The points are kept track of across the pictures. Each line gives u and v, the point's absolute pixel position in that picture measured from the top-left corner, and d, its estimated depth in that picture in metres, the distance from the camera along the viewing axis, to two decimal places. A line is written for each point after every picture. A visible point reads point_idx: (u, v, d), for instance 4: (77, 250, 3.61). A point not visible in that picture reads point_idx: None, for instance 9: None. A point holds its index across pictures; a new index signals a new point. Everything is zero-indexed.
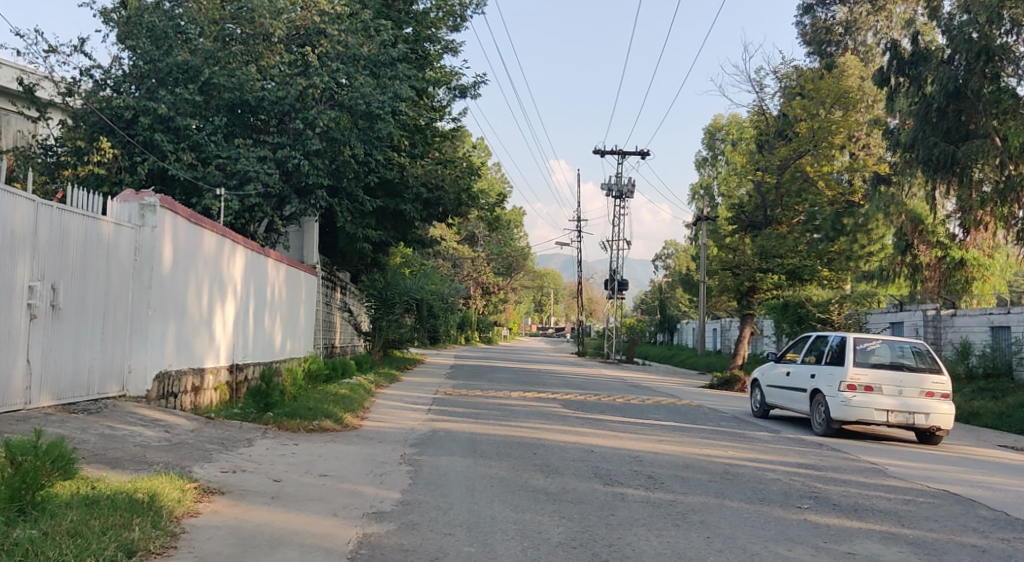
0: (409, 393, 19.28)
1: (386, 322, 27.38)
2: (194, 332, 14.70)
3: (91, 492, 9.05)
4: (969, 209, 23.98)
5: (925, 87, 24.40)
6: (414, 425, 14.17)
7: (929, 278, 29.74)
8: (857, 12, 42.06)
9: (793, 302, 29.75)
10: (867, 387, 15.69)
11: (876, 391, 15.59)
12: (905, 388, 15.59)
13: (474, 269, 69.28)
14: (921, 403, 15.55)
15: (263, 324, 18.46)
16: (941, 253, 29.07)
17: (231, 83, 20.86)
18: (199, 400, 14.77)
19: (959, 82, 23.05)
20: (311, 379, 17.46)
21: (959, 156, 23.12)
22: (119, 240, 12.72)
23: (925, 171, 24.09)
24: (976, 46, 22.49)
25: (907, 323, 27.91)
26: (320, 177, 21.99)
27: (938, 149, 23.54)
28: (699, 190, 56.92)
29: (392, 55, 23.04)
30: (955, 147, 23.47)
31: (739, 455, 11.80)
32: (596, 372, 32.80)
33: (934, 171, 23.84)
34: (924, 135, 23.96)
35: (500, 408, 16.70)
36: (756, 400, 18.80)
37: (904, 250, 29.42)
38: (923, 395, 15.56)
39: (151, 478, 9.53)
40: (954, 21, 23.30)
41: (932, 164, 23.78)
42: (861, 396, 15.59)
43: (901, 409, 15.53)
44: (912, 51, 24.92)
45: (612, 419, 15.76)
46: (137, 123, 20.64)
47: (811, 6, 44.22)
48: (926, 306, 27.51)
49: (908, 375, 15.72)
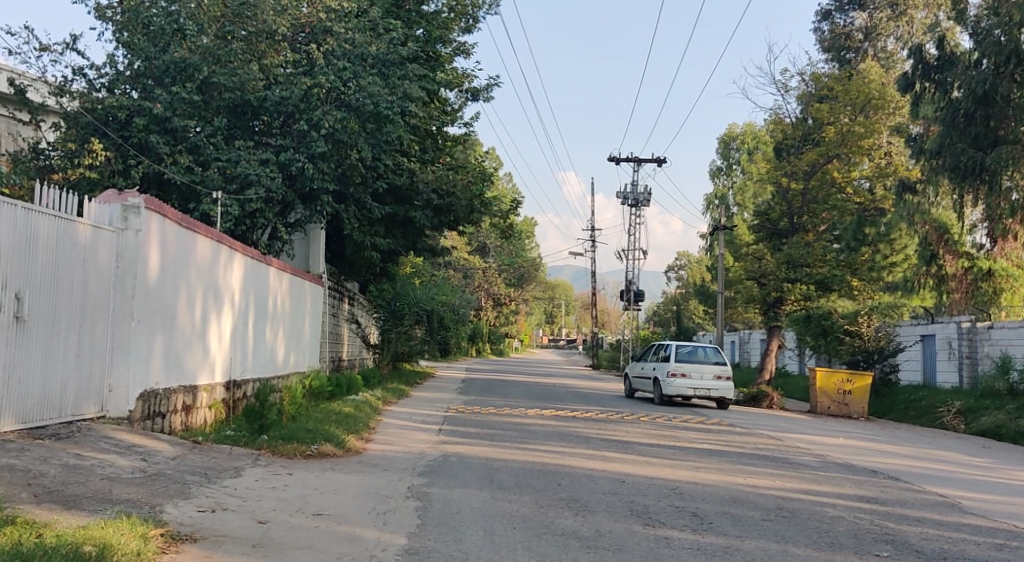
0: (419, 411, 18.03)
1: (395, 335, 26.13)
2: (184, 346, 13.49)
3: (31, 543, 7.81)
4: (998, 218, 22.65)
5: (952, 92, 23.22)
6: (424, 449, 12.93)
7: (955, 290, 28.72)
8: (877, 18, 40.79)
9: (816, 314, 27.09)
10: (682, 373, 22.27)
11: (688, 376, 22.23)
12: (707, 373, 22.28)
13: (485, 279, 68.08)
14: (718, 383, 22.25)
15: (264, 337, 17.26)
16: (968, 264, 28.11)
17: (232, 82, 19.73)
18: (191, 420, 13.63)
19: (986, 87, 21.78)
20: (314, 397, 16.23)
21: (989, 163, 21.84)
22: (97, 245, 11.55)
23: (952, 179, 22.84)
24: (1005, 49, 21.44)
25: (940, 334, 26.66)
26: (326, 182, 20.75)
27: (965, 157, 22.28)
28: (715, 200, 55.46)
29: (402, 54, 21.74)
30: (984, 154, 22.20)
31: (788, 485, 10.56)
32: (615, 387, 31.65)
33: (962, 178, 22.54)
34: (951, 141, 22.70)
35: (518, 428, 15.47)
36: (626, 385, 25.52)
37: (928, 262, 28.28)
38: (717, 377, 22.35)
39: (107, 525, 8.32)
40: (985, 22, 22.10)
41: (960, 172, 22.49)
42: (678, 378, 22.17)
43: (705, 387, 22.18)
44: (937, 55, 23.74)
45: (638, 441, 14.53)
46: (131, 123, 19.41)
47: (829, 12, 42.81)
48: (959, 318, 26.30)
49: (713, 365, 22.42)
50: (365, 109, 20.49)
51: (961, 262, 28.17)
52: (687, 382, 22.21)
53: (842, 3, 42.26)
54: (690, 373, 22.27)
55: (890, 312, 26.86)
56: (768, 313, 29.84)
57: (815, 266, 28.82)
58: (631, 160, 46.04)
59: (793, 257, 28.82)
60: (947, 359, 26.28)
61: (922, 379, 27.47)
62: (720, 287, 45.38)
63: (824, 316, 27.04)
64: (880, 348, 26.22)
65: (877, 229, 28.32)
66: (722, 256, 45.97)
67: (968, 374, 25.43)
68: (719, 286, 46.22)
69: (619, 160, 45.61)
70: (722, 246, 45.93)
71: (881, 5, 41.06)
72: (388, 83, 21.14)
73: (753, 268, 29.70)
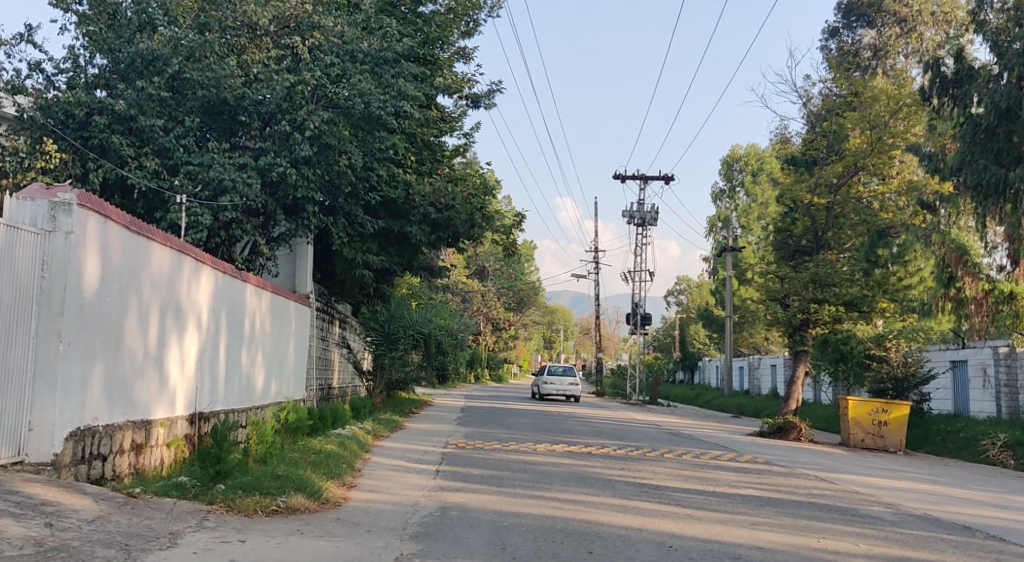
0: (415, 446, 16.02)
1: (389, 361, 23.76)
2: (134, 375, 11.38)
3: None
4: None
5: (971, 108, 21.43)
6: (417, 498, 10.89)
7: (976, 314, 25.39)
8: (886, 36, 38.42)
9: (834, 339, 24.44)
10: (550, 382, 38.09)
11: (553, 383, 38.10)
12: (565, 382, 38.10)
13: (484, 303, 65.82)
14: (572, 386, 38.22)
15: (239, 364, 15.08)
16: (988, 287, 24.80)
17: (206, 78, 17.45)
18: (142, 462, 11.49)
19: (1010, 100, 20.14)
20: (292, 433, 14.01)
21: (1013, 179, 20.27)
22: (13, 250, 9.66)
23: (973, 198, 21.33)
24: None
25: (972, 361, 24.51)
26: (313, 191, 18.38)
27: (987, 175, 20.74)
28: (717, 223, 52.47)
29: (397, 51, 19.28)
30: (1007, 171, 20.60)
31: (874, 553, 8.73)
32: (625, 416, 29.41)
33: (984, 198, 21.05)
34: (972, 158, 21.16)
35: (529, 468, 13.49)
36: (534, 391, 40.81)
37: (946, 284, 25.31)
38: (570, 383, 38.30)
39: None
40: (1004, 35, 20.48)
41: (982, 189, 21.00)
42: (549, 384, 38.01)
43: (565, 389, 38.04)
44: (953, 69, 22.07)
45: (669, 485, 12.42)
46: (90, 123, 17.15)
47: (836, 30, 40.75)
48: (994, 342, 24.09)
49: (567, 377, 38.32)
50: (355, 110, 18.37)
51: (981, 284, 24.93)
52: (552, 386, 38.06)
53: (850, 21, 40.02)
54: (554, 381, 38.19)
55: (916, 336, 24.15)
56: (794, 336, 26.85)
57: (843, 287, 25.80)
58: (637, 178, 44.05)
59: (819, 274, 25.78)
60: (982, 388, 24.13)
61: (954, 409, 25.35)
62: (726, 311, 43.15)
63: (844, 340, 24.73)
64: (910, 375, 23.29)
65: (890, 250, 26.24)
66: (728, 280, 43.70)
67: (1006, 405, 23.17)
68: (724, 311, 44.01)
69: (624, 177, 43.57)
70: (729, 269, 43.96)
71: (890, 22, 38.62)
72: (380, 82, 18.98)
73: (773, 288, 26.73)
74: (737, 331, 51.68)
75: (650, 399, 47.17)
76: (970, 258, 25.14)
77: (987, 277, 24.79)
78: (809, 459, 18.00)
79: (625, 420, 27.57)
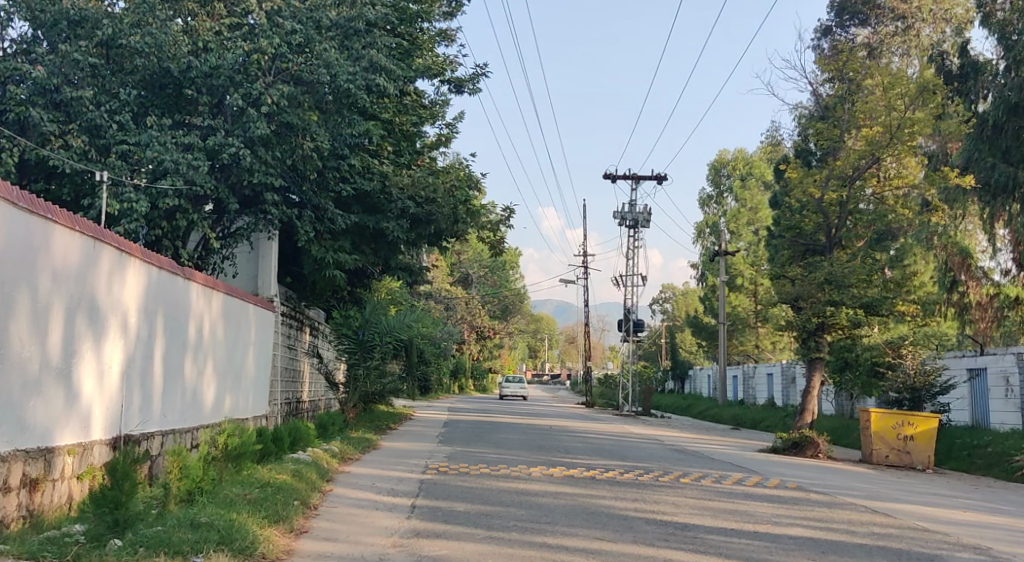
0: (389, 470, 13.76)
1: (364, 372, 21.24)
2: (25, 391, 9.07)
3: None
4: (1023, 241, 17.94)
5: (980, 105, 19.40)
6: (385, 547, 8.75)
7: (979, 320, 23.83)
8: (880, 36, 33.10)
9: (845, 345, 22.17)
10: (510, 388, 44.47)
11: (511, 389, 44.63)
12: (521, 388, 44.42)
13: (468, 312, 62.90)
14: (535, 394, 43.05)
15: (181, 376, 12.63)
16: (993, 290, 23.40)
17: (146, 44, 15.07)
18: (42, 501, 9.26)
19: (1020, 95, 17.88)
20: (235, 461, 11.65)
21: None
22: None
23: (981, 199, 19.07)
24: None
25: (992, 368, 22.17)
26: (272, 177, 15.99)
27: (996, 172, 18.53)
28: (705, 229, 49.87)
29: (371, 19, 16.91)
30: (1017, 170, 18.37)
31: None
32: (621, 430, 27.10)
33: (992, 197, 18.80)
34: (980, 155, 19.00)
35: (526, 499, 11.29)
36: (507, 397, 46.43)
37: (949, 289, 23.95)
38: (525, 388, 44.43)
39: None
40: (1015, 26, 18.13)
41: (990, 188, 18.79)
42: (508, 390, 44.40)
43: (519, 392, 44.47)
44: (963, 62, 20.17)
45: (696, 520, 10.27)
46: (6, 94, 14.77)
47: (828, 28, 35.21)
48: (1016, 347, 21.75)
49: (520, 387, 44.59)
50: (321, 84, 16.05)
51: (985, 287, 23.57)
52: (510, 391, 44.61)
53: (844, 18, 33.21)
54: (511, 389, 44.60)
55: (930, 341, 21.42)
56: (804, 343, 22.74)
57: (860, 288, 21.84)
58: (630, 177, 41.72)
59: (834, 274, 21.86)
60: (1004, 398, 21.78)
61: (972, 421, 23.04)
62: (719, 319, 40.73)
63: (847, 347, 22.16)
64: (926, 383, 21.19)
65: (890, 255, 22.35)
66: (721, 287, 41.01)
67: None
68: (718, 320, 41.25)
69: (616, 177, 41.36)
70: (721, 276, 41.40)
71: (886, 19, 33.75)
72: (350, 55, 16.62)
73: (783, 291, 22.79)
74: (729, 339, 49.35)
75: (643, 410, 44.66)
76: (971, 262, 23.69)
77: (991, 281, 23.51)
78: (837, 480, 15.84)
79: (621, 434, 25.33)
